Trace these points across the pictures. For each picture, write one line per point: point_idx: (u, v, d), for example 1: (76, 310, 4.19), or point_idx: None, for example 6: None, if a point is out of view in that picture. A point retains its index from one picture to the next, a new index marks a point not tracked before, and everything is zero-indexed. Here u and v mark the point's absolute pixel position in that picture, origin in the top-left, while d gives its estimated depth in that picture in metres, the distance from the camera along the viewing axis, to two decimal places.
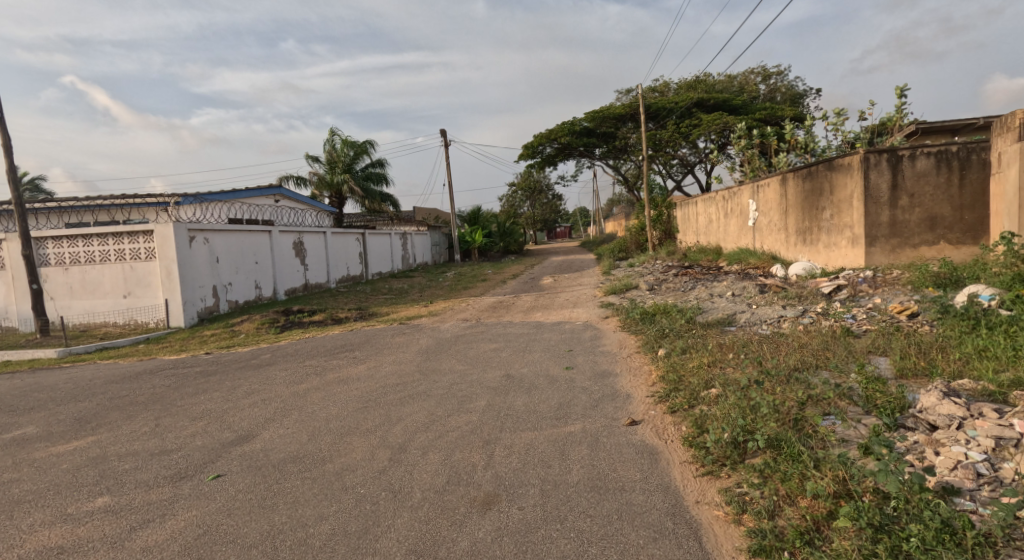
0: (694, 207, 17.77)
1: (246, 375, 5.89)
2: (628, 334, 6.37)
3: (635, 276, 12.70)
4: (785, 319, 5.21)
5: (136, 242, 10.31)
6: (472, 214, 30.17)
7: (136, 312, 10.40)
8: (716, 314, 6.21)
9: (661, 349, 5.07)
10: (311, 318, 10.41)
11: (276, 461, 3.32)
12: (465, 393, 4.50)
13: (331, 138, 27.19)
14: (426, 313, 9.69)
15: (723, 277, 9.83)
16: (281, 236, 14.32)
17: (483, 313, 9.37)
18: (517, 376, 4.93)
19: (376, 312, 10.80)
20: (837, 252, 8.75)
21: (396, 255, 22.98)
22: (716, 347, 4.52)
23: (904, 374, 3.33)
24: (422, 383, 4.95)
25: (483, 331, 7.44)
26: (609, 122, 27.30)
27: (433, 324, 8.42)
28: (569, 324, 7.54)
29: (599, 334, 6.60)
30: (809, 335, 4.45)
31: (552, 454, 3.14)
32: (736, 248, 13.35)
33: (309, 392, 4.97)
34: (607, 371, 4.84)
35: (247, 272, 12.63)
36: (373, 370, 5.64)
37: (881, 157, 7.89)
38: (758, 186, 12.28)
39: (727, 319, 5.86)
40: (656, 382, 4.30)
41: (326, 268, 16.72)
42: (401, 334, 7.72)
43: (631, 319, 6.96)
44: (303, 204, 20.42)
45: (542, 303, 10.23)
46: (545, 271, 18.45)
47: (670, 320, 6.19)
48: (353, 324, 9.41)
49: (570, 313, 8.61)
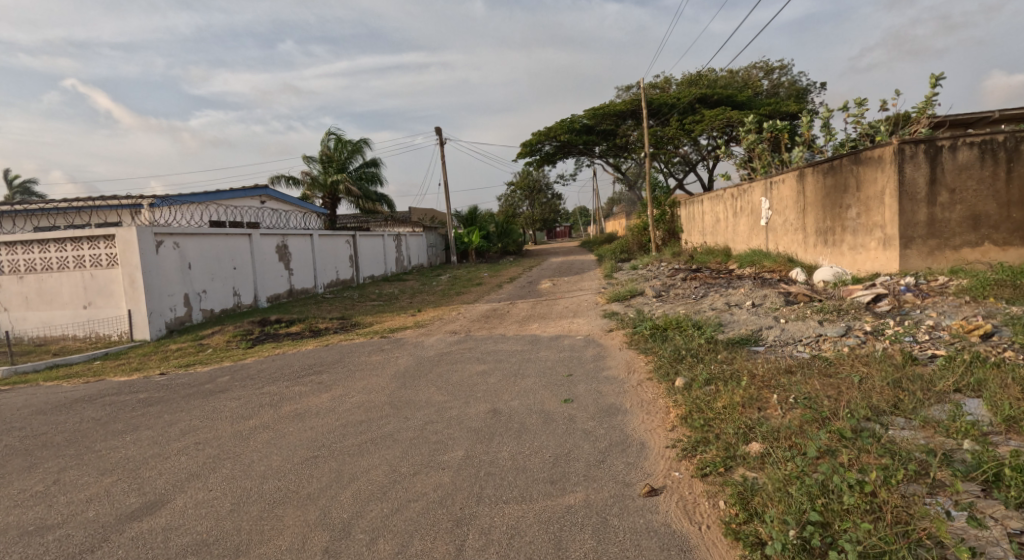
0: (700, 206, 16.96)
1: (191, 406, 5.02)
2: (636, 353, 5.51)
3: (640, 280, 11.84)
4: (827, 341, 4.37)
5: (97, 248, 9.47)
6: (470, 215, 29.30)
7: (97, 324, 9.58)
8: (739, 331, 5.35)
9: (679, 378, 4.23)
10: (288, 330, 9.58)
11: (174, 552, 2.48)
12: (440, 438, 3.64)
13: (325, 138, 26.39)
14: (412, 324, 8.82)
15: (737, 282, 9.00)
16: (263, 240, 13.46)
17: (474, 325, 8.50)
18: (506, 412, 4.08)
19: (360, 322, 9.95)
20: (866, 254, 7.93)
21: (389, 257, 22.16)
22: (750, 380, 3.67)
23: (1015, 427, 2.49)
24: (392, 422, 4.08)
25: (472, 348, 6.58)
26: (610, 119, 26.47)
27: (418, 338, 7.56)
28: (568, 339, 6.68)
29: (603, 353, 5.75)
30: (863, 364, 3.62)
31: (545, 547, 2.30)
32: (747, 250, 12.52)
33: (255, 432, 4.11)
34: (614, 406, 4.00)
35: (224, 278, 11.78)
36: (338, 401, 4.77)
37: (918, 148, 7.04)
38: (771, 182, 11.44)
39: (753, 337, 5.01)
40: (676, 427, 3.44)
41: (313, 272, 15.90)
42: (381, 351, 6.86)
43: (639, 335, 6.09)
44: (291, 205, 19.57)
45: (539, 312, 9.36)
46: (544, 274, 17.66)
47: (686, 338, 5.33)
48: (331, 337, 8.53)
49: (570, 325, 7.75)
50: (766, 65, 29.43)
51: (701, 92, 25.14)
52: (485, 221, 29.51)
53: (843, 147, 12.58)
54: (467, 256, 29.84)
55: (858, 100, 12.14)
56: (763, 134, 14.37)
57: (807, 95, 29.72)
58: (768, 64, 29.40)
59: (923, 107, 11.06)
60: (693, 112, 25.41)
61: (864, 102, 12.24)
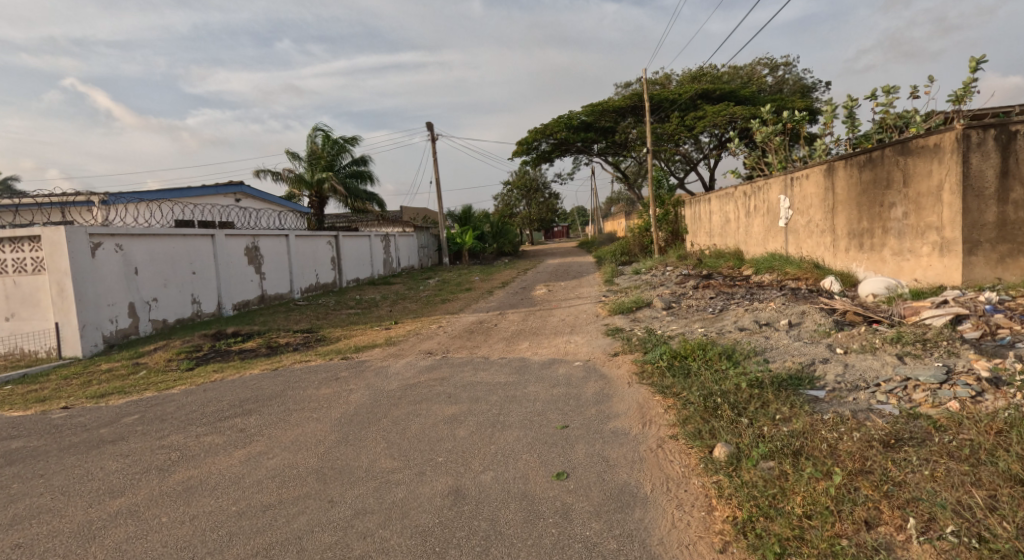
0: (706, 205, 15.77)
1: (55, 467, 3.72)
2: (651, 392, 4.27)
3: (646, 287, 10.61)
4: (922, 391, 3.18)
5: (21, 251, 8.23)
6: (463, 214, 28.06)
7: (21, 339, 8.35)
8: (785, 365, 4.12)
9: (721, 445, 3.00)
10: (244, 345, 8.34)
11: None
12: (365, 553, 2.41)
13: (311, 133, 25.05)
14: (382, 342, 7.55)
15: (762, 293, 7.77)
16: (228, 241, 12.18)
17: (454, 344, 7.23)
18: (475, 496, 2.85)
19: (327, 336, 8.72)
20: (915, 262, 6.78)
21: (376, 258, 20.90)
22: (835, 466, 2.44)
23: None
24: (308, 512, 2.81)
25: (447, 378, 5.31)
26: (608, 116, 25.27)
27: (384, 363, 6.28)
28: (564, 367, 5.42)
29: (607, 390, 4.53)
30: (1011, 437, 2.42)
31: None
32: (762, 253, 11.33)
33: (112, 523, 2.84)
34: (629, 491, 2.78)
35: (180, 284, 10.52)
36: (250, 464, 3.49)
37: (987, 134, 5.96)
38: (791, 178, 10.24)
39: (808, 378, 3.78)
40: (731, 549, 2.21)
41: (288, 276, 14.66)
42: (335, 381, 5.57)
43: (653, 366, 4.84)
44: (269, 203, 18.26)
45: (531, 327, 8.09)
46: (538, 277, 16.51)
47: (716, 375, 4.09)
48: (285, 357, 7.24)
49: (566, 346, 6.49)
50: (770, 60, 28.27)
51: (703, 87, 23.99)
52: (479, 221, 28.27)
53: (869, 139, 11.47)
54: (461, 256, 28.67)
55: (887, 88, 11.02)
56: (778, 125, 13.18)
57: (811, 93, 28.65)
58: (772, 60, 28.26)
59: (963, 97, 10.09)
60: (695, 108, 24.25)
61: (893, 89, 11.12)
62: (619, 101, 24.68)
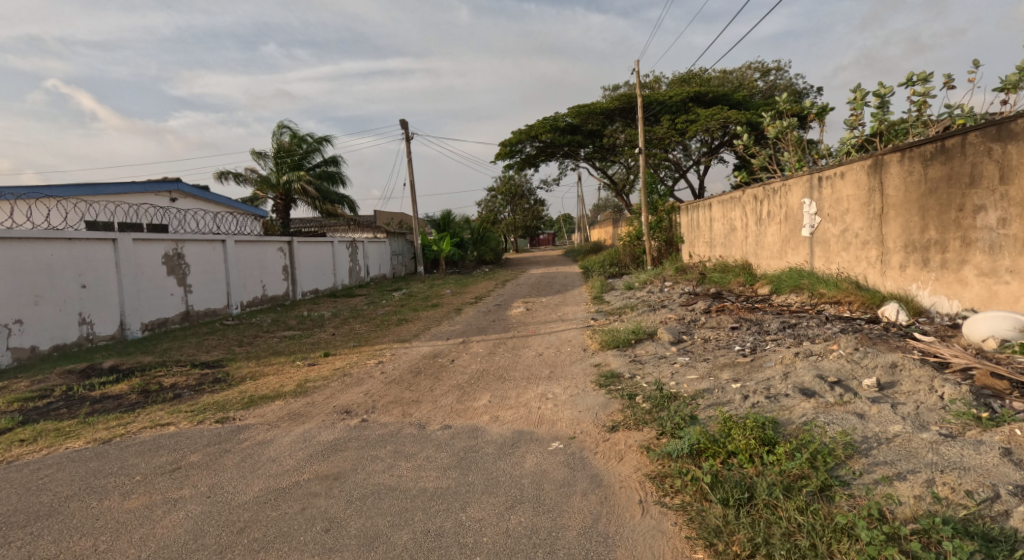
0: (707, 212, 13.95)
1: None
2: (690, 547, 2.30)
3: (646, 308, 8.62)
4: None
5: None
6: (441, 220, 25.96)
7: None
8: (943, 499, 2.19)
9: None
10: (108, 390, 6.12)
11: None
12: None
13: (277, 131, 22.88)
14: (289, 393, 5.42)
15: (806, 325, 5.81)
16: (139, 248, 10.02)
17: (385, 397, 5.12)
18: None
19: (230, 376, 6.57)
20: (1020, 285, 5.02)
21: (340, 266, 18.80)
22: None
23: None
24: None
25: (342, 479, 3.23)
26: (596, 118, 23.39)
27: (269, 436, 4.15)
28: (534, 457, 3.38)
29: (606, 527, 2.51)
30: None
31: None
32: (781, 267, 9.48)
33: None
34: None
35: (61, 302, 8.34)
36: None
37: None
38: (818, 178, 8.39)
39: (1017, 545, 1.88)
40: None
41: (223, 288, 12.49)
42: (168, 475, 3.43)
43: (680, 473, 2.84)
44: (212, 203, 16.01)
45: (498, 367, 6.07)
46: (518, 292, 14.50)
47: (820, 525, 2.13)
48: (143, 415, 5.02)
49: (540, 407, 4.45)
50: (761, 64, 26.74)
51: (694, 89, 22.27)
52: (457, 227, 26.25)
53: (902, 135, 9.73)
54: (439, 265, 26.67)
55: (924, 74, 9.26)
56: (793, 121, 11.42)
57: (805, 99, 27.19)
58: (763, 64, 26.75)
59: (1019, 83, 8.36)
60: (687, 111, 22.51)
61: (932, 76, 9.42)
62: (607, 102, 22.85)
